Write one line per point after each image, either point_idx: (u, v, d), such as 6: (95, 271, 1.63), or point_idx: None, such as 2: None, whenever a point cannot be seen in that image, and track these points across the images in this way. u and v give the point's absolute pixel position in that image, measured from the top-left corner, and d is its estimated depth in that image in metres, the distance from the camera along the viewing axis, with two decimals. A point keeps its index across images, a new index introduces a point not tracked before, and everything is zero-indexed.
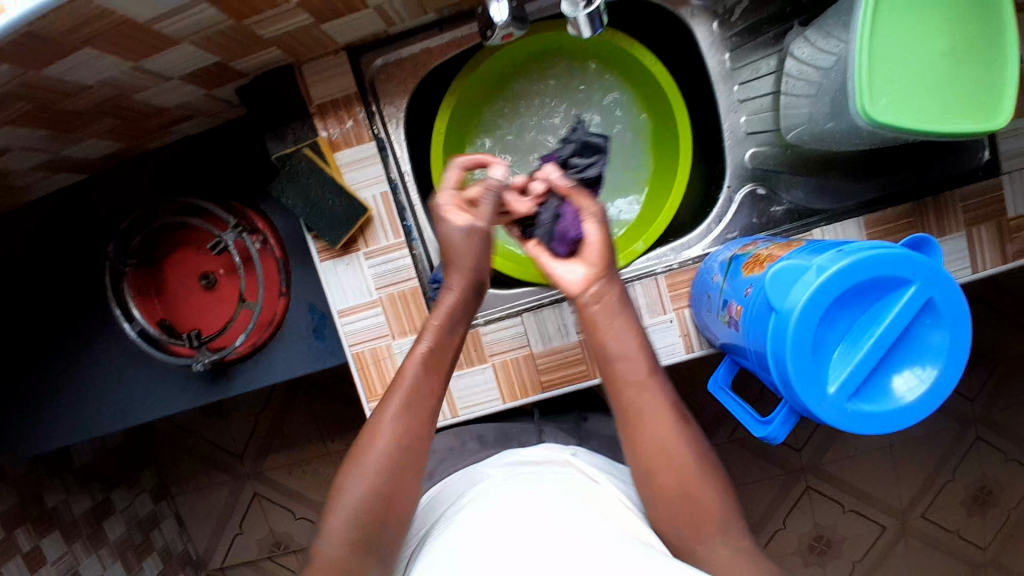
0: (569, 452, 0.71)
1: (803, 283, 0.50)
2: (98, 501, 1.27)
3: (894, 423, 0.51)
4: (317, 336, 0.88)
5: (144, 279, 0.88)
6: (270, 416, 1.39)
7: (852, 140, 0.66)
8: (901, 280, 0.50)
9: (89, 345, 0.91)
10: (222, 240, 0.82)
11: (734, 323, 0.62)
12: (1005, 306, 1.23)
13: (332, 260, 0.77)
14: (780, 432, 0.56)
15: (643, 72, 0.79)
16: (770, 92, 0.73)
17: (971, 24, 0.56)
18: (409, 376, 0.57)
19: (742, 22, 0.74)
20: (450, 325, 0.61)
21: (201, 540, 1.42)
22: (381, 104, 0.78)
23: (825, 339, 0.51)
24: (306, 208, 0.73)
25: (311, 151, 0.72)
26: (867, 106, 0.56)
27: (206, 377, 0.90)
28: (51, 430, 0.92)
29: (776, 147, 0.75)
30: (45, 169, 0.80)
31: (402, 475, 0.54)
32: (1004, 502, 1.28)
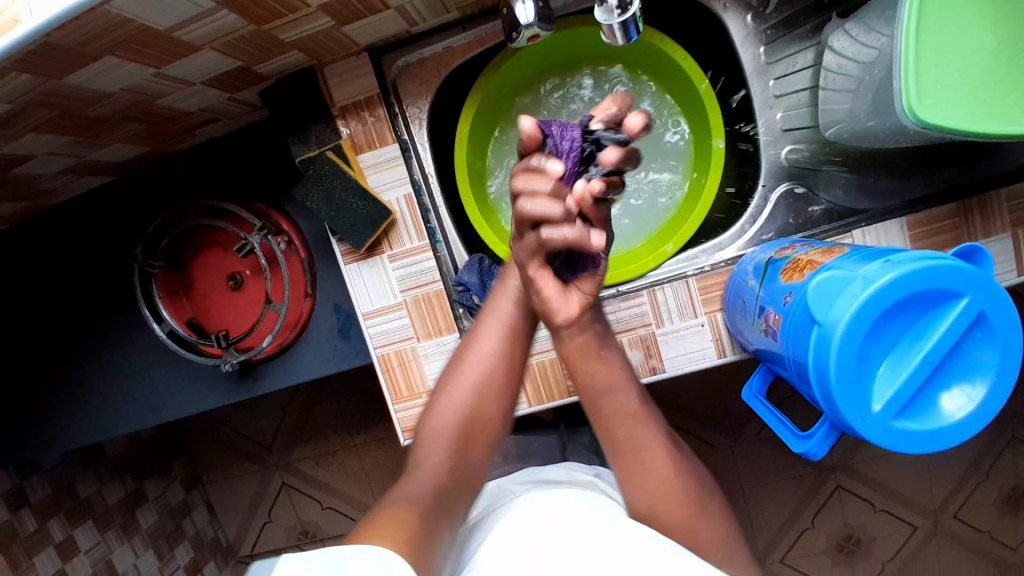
0: (591, 472, 0.71)
1: (849, 295, 0.48)
2: (132, 491, 1.31)
3: (942, 442, 0.48)
4: (342, 336, 0.88)
5: (172, 280, 0.89)
6: (296, 410, 1.41)
7: (896, 139, 0.63)
8: (953, 293, 0.47)
9: (120, 344, 0.93)
10: (248, 242, 0.83)
11: (771, 332, 0.60)
12: None
13: (356, 263, 0.76)
14: (819, 449, 0.54)
15: (673, 67, 0.76)
16: (808, 86, 0.70)
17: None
18: (480, 348, 0.61)
19: (778, 14, 0.71)
20: (517, 323, 0.63)
21: (231, 528, 1.46)
22: (404, 105, 0.76)
23: (870, 354, 0.49)
24: (331, 212, 0.72)
25: (334, 154, 0.71)
26: (913, 106, 0.53)
27: (233, 376, 0.91)
28: (84, 427, 0.95)
29: (815, 145, 0.72)
30: (72, 173, 0.81)
31: (465, 442, 0.58)
32: None
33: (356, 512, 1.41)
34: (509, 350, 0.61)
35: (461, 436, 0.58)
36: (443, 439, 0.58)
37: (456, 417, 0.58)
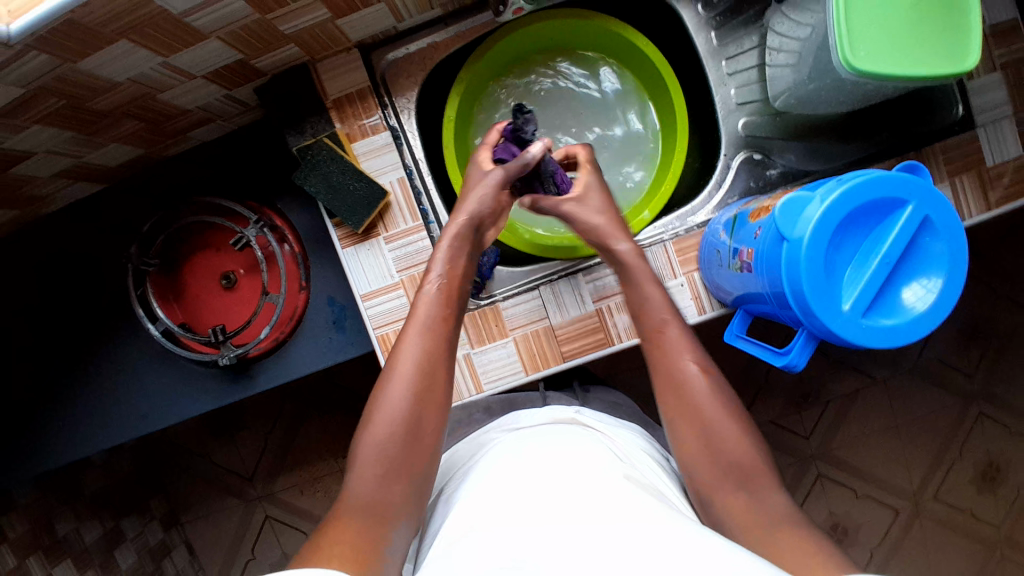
0: (571, 410, 0.73)
1: (809, 212, 0.54)
2: (109, 529, 1.37)
3: (912, 333, 0.54)
4: (337, 328, 0.91)
5: (164, 284, 0.90)
6: (280, 434, 1.54)
7: (837, 97, 0.72)
8: (899, 202, 0.53)
9: (108, 352, 0.93)
10: (244, 235, 0.85)
11: (746, 267, 0.65)
12: (1000, 284, 1.29)
13: (353, 246, 0.80)
14: (800, 358, 0.58)
15: (635, 53, 0.84)
16: (756, 64, 0.79)
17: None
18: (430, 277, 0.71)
19: (724, 2, 0.79)
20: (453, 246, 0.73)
21: (212, 568, 1.56)
22: (393, 97, 0.82)
23: (835, 261, 0.55)
24: (329, 194, 0.76)
25: (330, 141, 0.77)
26: (850, 58, 0.62)
27: (227, 376, 0.92)
28: (69, 441, 0.93)
29: (767, 116, 0.81)
30: (67, 177, 0.83)
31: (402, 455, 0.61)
32: (1013, 477, 1.31)
33: None
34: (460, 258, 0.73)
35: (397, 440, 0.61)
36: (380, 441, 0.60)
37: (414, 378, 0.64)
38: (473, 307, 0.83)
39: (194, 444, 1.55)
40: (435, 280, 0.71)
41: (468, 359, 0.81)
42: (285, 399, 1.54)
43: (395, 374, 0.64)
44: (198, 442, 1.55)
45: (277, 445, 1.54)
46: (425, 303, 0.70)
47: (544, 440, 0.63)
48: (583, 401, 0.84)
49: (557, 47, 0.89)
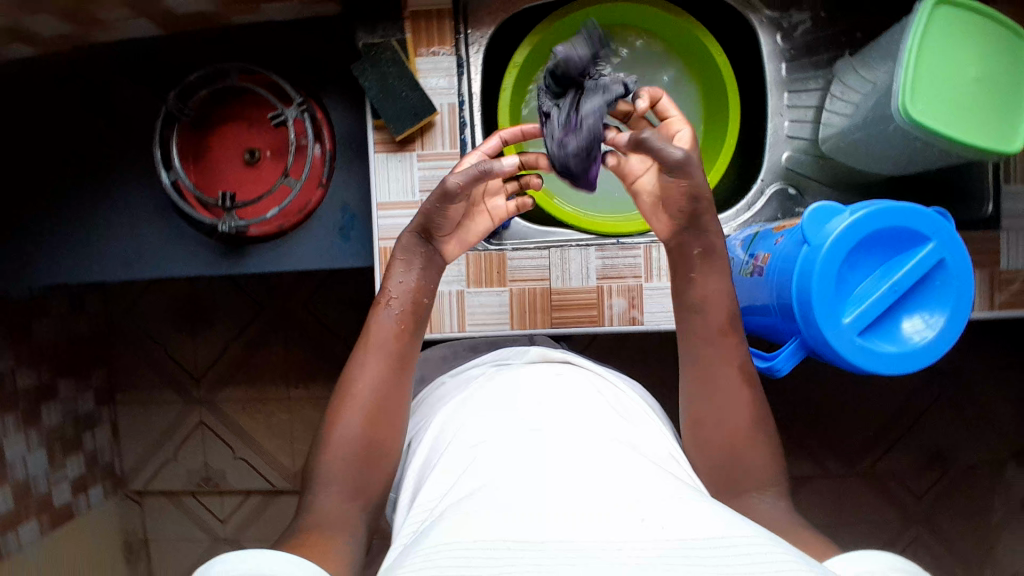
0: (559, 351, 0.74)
1: (835, 222, 0.55)
2: (43, 383, 1.35)
3: (901, 364, 0.55)
4: (341, 236, 0.91)
5: (189, 139, 0.90)
6: (241, 348, 1.52)
7: (880, 153, 0.75)
8: (920, 237, 0.55)
9: (112, 190, 0.92)
10: (284, 114, 0.85)
11: (758, 271, 0.66)
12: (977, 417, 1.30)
13: (386, 153, 0.81)
14: (785, 363, 0.59)
15: (707, 62, 0.85)
16: (815, 105, 0.82)
17: (1001, 77, 0.66)
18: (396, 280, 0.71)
19: (801, 39, 0.82)
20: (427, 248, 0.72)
21: (129, 457, 1.54)
22: (468, 29, 0.82)
23: (847, 277, 0.56)
24: (379, 93, 0.77)
25: (398, 45, 0.78)
26: (907, 104, 0.63)
27: (218, 249, 0.91)
28: (48, 262, 0.92)
29: (811, 156, 0.83)
30: (134, 6, 0.83)
31: (361, 453, 0.64)
32: None
33: (267, 469, 1.51)
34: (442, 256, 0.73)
35: (356, 449, 0.64)
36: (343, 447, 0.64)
37: (368, 391, 0.66)
38: (480, 248, 0.83)
39: (154, 330, 1.53)
40: (395, 300, 0.70)
41: (460, 296, 0.82)
42: (257, 315, 1.51)
43: (355, 389, 0.66)
44: (158, 329, 1.53)
45: (234, 356, 1.52)
46: (381, 330, 0.68)
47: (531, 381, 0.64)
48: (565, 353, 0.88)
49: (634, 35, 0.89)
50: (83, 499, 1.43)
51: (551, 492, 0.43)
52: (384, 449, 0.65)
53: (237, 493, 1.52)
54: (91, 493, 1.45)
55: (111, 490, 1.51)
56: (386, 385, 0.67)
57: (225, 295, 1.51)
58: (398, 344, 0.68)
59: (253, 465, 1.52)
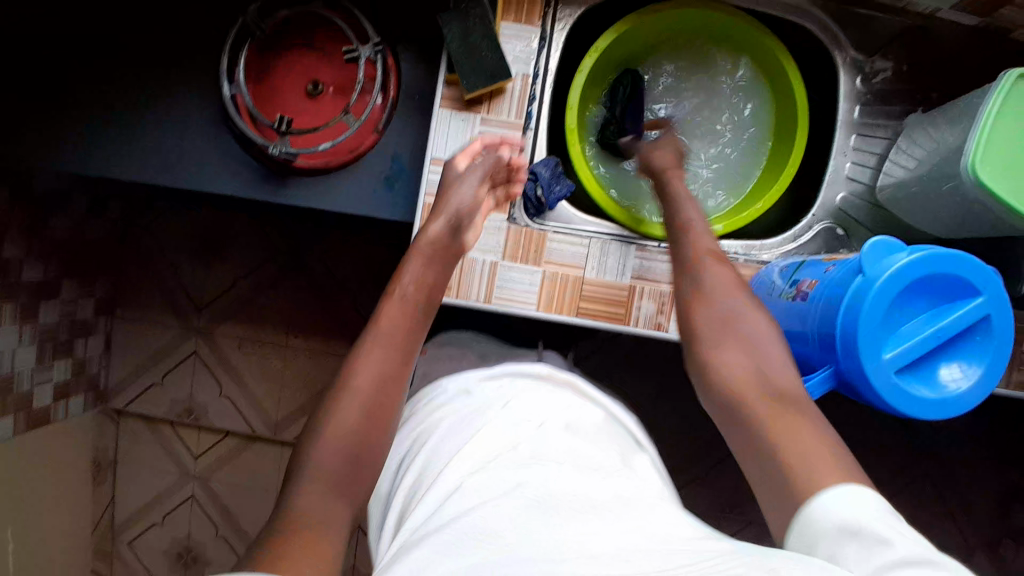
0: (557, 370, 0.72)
1: (893, 258, 0.55)
2: (47, 279, 1.34)
3: (928, 411, 0.54)
4: (386, 185, 0.91)
5: (257, 56, 0.89)
6: (249, 286, 1.50)
7: (936, 213, 0.74)
8: (972, 290, 0.55)
9: (170, 93, 0.91)
10: (358, 51, 0.85)
11: (802, 296, 0.66)
12: None
13: (450, 110, 0.80)
14: (814, 390, 0.59)
15: (784, 89, 0.85)
16: (878, 153, 0.82)
17: None
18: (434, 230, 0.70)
19: (880, 85, 0.82)
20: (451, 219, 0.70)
21: (116, 372, 1.53)
22: (558, 6, 0.82)
23: (894, 315, 0.56)
24: (459, 47, 0.76)
25: (489, 2, 0.78)
26: (976, 163, 0.65)
27: (262, 174, 0.91)
28: (88, 155, 0.91)
29: (865, 202, 0.83)
30: None
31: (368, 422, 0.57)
32: None
33: (251, 411, 1.51)
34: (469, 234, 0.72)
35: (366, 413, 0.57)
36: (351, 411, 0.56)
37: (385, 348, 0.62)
38: (523, 224, 0.83)
39: (166, 250, 1.51)
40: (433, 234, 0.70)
41: (494, 267, 0.81)
42: (272, 257, 1.50)
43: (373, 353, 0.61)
44: (170, 251, 1.51)
45: (241, 293, 1.50)
46: (387, 314, 0.64)
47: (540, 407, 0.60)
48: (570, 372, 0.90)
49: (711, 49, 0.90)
50: (61, 408, 1.41)
51: (575, 537, 0.42)
52: (373, 449, 0.56)
53: (215, 431, 1.53)
54: (72, 402, 1.44)
55: (91, 403, 1.50)
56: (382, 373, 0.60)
57: (244, 230, 1.50)
58: (399, 331, 0.64)
59: (238, 406, 1.51)
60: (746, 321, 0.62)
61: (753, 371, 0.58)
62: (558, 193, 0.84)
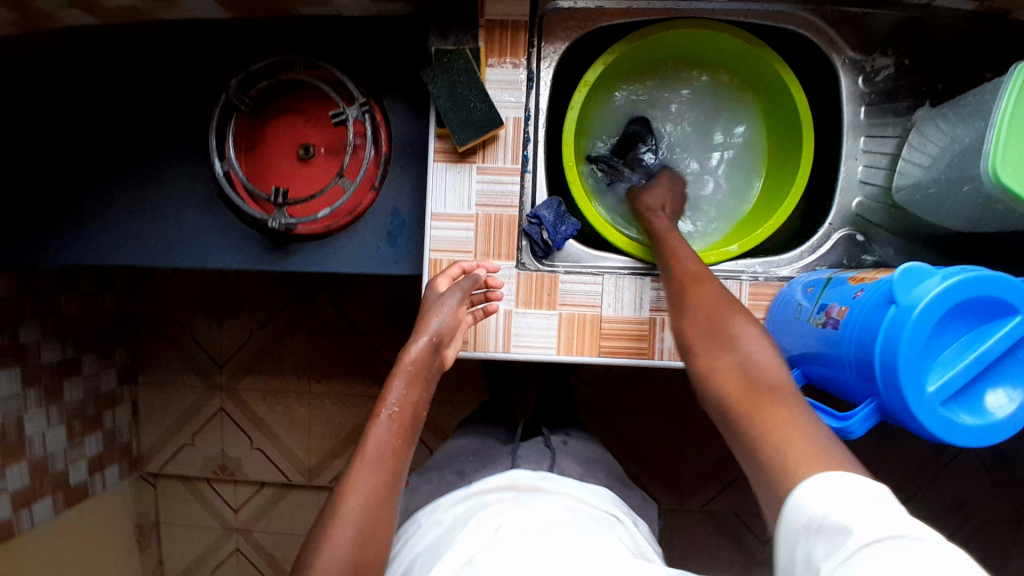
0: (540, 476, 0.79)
1: (927, 285, 0.52)
2: (67, 358, 1.36)
3: (981, 439, 0.52)
4: (389, 241, 0.90)
5: (246, 128, 0.89)
6: (266, 337, 1.51)
7: (960, 212, 0.71)
8: (1012, 309, 0.52)
9: (164, 174, 0.91)
10: (344, 113, 0.83)
11: (831, 323, 0.63)
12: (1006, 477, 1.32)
13: (445, 163, 0.79)
14: (859, 427, 0.56)
15: (783, 97, 0.83)
16: (889, 153, 0.79)
17: None
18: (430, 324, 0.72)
19: (885, 84, 0.80)
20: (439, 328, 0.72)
21: (146, 439, 1.55)
22: (542, 43, 0.80)
23: (934, 343, 0.53)
24: (448, 102, 0.75)
25: (471, 54, 0.75)
26: (997, 165, 0.62)
27: (264, 244, 0.90)
28: (95, 247, 0.92)
29: (884, 203, 0.80)
30: None
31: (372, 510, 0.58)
32: None
33: (282, 461, 1.51)
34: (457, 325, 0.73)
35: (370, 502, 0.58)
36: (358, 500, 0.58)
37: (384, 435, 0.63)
38: (532, 268, 0.81)
39: (181, 311, 1.53)
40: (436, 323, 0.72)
41: (509, 316, 0.80)
42: (283, 307, 1.50)
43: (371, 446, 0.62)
44: (185, 312, 1.52)
45: (259, 345, 1.51)
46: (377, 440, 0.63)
47: (513, 506, 0.70)
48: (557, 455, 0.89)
49: (705, 61, 0.88)
50: (99, 479, 1.44)
51: None
52: (379, 533, 0.58)
53: (252, 483, 1.53)
54: (107, 472, 1.46)
55: (126, 471, 1.51)
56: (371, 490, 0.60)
57: (254, 283, 1.50)
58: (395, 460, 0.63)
59: (269, 456, 1.51)
60: (737, 329, 0.60)
61: (741, 376, 0.56)
62: (566, 232, 0.81)
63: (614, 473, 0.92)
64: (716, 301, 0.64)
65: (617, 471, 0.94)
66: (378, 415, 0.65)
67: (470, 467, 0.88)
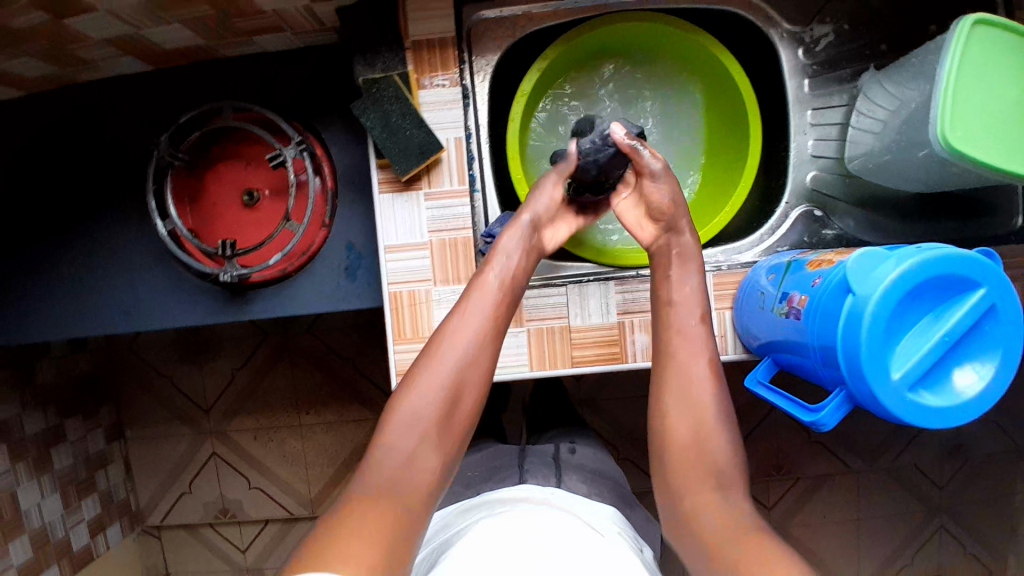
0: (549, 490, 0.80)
1: (882, 271, 0.52)
2: (51, 426, 1.34)
3: (954, 418, 0.52)
4: (347, 276, 0.88)
5: (184, 181, 0.87)
6: (249, 375, 1.49)
7: (914, 175, 0.70)
8: (971, 284, 0.51)
9: (109, 237, 0.89)
10: (282, 154, 0.81)
11: (794, 313, 0.62)
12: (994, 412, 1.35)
13: (391, 193, 0.77)
14: (830, 419, 0.56)
15: (724, 81, 0.81)
16: (839, 123, 0.78)
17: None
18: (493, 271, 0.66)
19: (825, 53, 0.78)
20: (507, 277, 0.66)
21: (144, 493, 1.52)
22: (472, 55, 0.79)
23: (895, 327, 0.52)
24: (382, 133, 0.73)
25: (400, 80, 0.73)
26: (947, 129, 0.60)
27: (222, 295, 0.88)
28: (50, 321, 0.89)
29: (837, 175, 0.79)
30: (118, 46, 0.78)
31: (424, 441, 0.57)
32: None
33: (284, 497, 1.50)
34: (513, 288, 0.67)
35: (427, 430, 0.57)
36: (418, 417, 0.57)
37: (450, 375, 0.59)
38: None
39: (157, 362, 1.50)
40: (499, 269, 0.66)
41: None
42: (261, 343, 1.48)
43: (430, 377, 0.59)
44: (161, 361, 1.50)
45: (243, 384, 1.49)
46: (434, 379, 0.59)
47: (528, 512, 0.70)
48: (562, 473, 0.88)
49: (666, 57, 0.85)
50: (102, 539, 1.41)
51: None
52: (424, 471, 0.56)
53: (256, 522, 1.51)
54: (110, 531, 1.43)
55: (128, 527, 1.49)
56: (416, 430, 0.57)
57: (228, 323, 1.48)
58: (455, 423, 0.59)
59: (270, 494, 1.50)
60: (717, 464, 0.60)
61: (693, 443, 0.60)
62: None
63: (619, 491, 0.91)
64: (694, 401, 0.62)
65: (622, 489, 0.92)
66: (447, 333, 0.62)
67: (477, 479, 0.89)
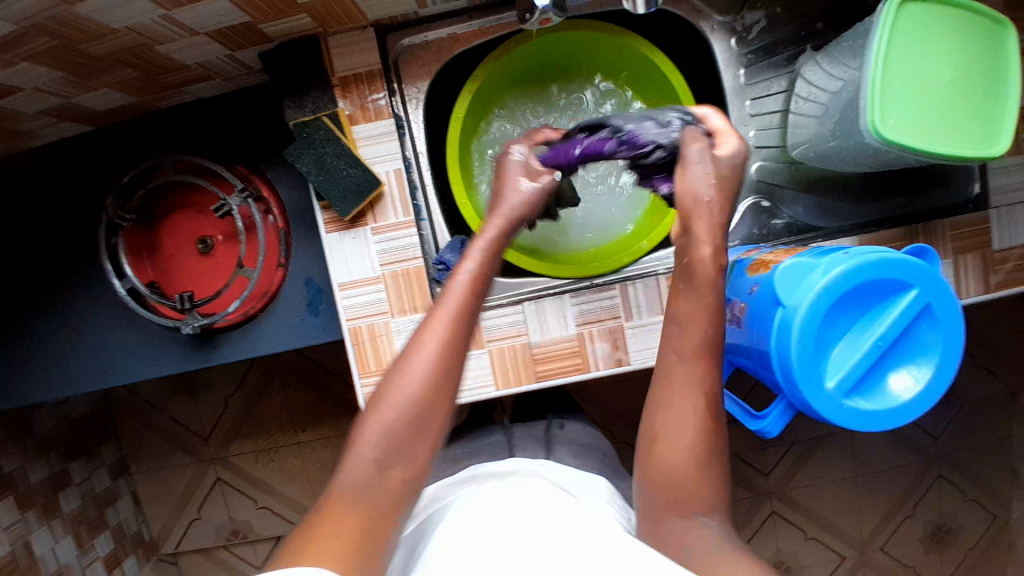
0: (535, 462, 0.72)
1: (810, 280, 0.52)
2: (57, 471, 1.37)
3: (892, 420, 0.52)
4: (310, 310, 0.88)
5: (138, 237, 0.87)
6: (244, 399, 1.52)
7: (856, 161, 0.69)
8: (902, 284, 0.52)
9: (73, 299, 0.90)
10: (227, 204, 0.82)
11: (737, 321, 0.62)
12: (984, 359, 1.35)
13: (338, 232, 0.77)
14: (774, 426, 0.57)
15: (655, 75, 0.82)
16: (781, 109, 0.77)
17: (971, 78, 0.61)
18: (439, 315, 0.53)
19: (758, 40, 0.77)
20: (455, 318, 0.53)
21: (155, 523, 1.56)
22: (403, 83, 0.79)
23: (828, 335, 0.52)
24: (320, 176, 0.73)
25: (330, 120, 0.73)
26: (878, 123, 0.59)
27: (190, 343, 0.89)
28: (28, 386, 0.91)
29: (782, 163, 0.79)
30: (51, 115, 0.77)
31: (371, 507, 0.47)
32: (962, 542, 1.40)
33: (293, 513, 1.53)
34: (464, 322, 0.53)
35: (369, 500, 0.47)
36: (355, 483, 0.48)
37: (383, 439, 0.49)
38: None
39: (154, 396, 1.53)
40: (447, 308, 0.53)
41: None
42: (251, 368, 1.51)
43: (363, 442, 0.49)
44: (157, 396, 1.53)
45: (237, 410, 1.52)
46: (365, 449, 0.49)
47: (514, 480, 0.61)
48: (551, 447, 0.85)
49: (596, 57, 0.86)
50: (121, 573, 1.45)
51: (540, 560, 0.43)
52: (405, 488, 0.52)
53: (267, 539, 1.55)
54: (126, 565, 1.48)
55: (144, 558, 1.54)
56: (360, 496, 0.47)
57: None
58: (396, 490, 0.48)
59: (278, 512, 1.53)
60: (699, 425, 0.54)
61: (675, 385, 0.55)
62: None
63: (609, 463, 0.84)
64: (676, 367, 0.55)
65: (613, 463, 0.86)
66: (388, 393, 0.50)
67: (463, 455, 0.84)
